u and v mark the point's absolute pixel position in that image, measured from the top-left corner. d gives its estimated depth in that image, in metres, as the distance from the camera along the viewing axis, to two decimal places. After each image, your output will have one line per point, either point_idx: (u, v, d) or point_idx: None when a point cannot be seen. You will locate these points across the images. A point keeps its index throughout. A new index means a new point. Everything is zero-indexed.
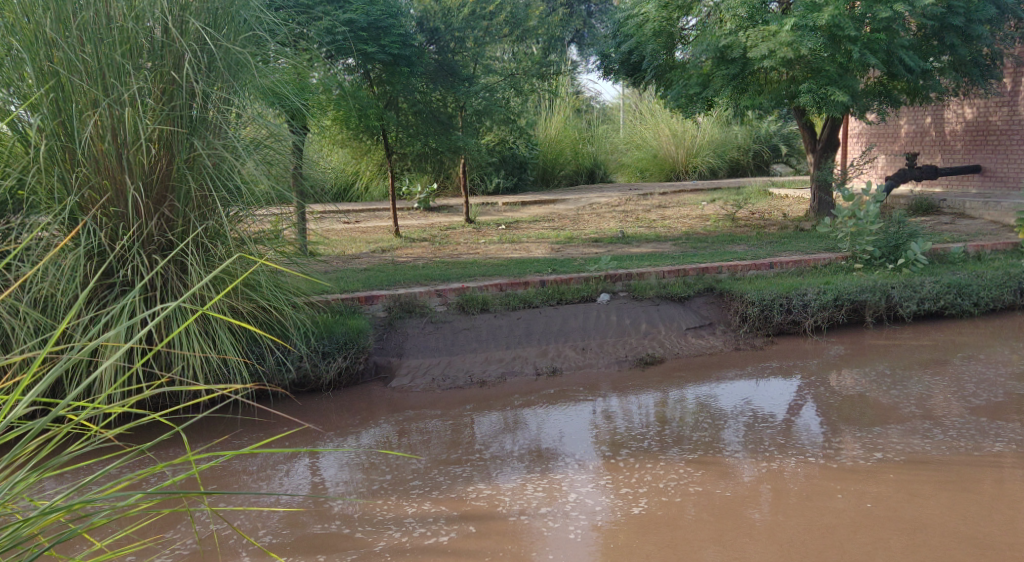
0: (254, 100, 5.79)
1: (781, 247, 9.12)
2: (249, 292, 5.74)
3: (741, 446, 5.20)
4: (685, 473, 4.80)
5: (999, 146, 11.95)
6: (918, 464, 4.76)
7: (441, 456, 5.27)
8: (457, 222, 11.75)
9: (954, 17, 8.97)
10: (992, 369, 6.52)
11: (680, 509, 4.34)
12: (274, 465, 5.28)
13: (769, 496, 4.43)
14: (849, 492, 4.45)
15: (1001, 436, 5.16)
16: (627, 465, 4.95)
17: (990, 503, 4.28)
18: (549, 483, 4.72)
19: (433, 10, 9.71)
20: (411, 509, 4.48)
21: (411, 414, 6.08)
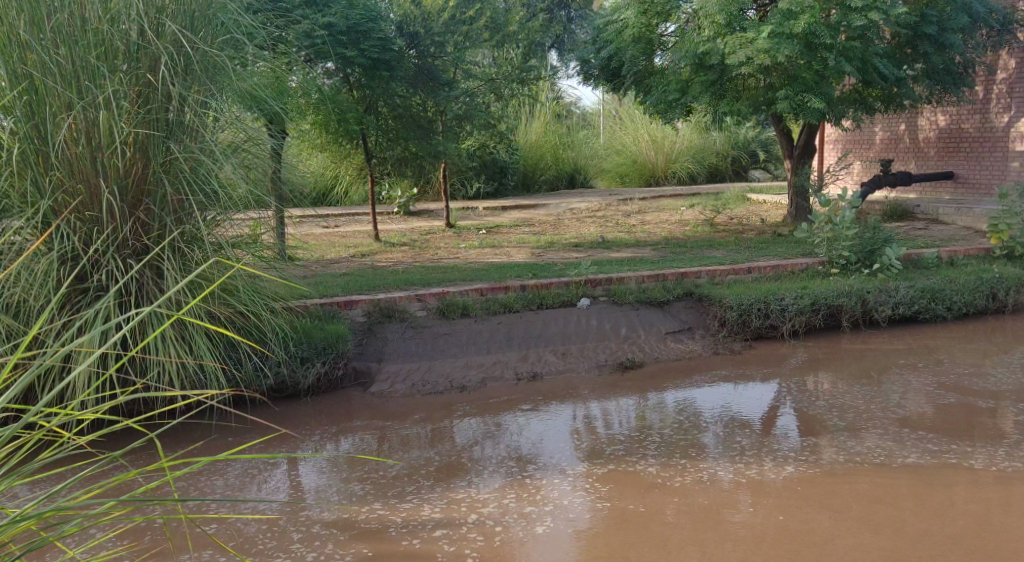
0: (233, 104, 5.76)
1: (759, 251, 9.21)
2: (226, 296, 5.69)
3: (655, 458, 5.13)
4: (594, 488, 4.70)
5: (972, 153, 12.13)
6: (830, 478, 4.73)
7: (340, 475, 5.12)
8: (437, 227, 11.74)
9: (927, 26, 9.15)
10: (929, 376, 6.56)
11: (596, 524, 4.27)
12: (193, 479, 5.15)
13: (683, 513, 4.36)
14: (761, 506, 4.40)
15: (918, 447, 5.15)
16: (532, 483, 4.82)
17: (894, 518, 4.23)
18: (447, 504, 4.59)
19: (413, 14, 9.52)
20: (299, 532, 4.32)
21: (361, 423, 6.01)
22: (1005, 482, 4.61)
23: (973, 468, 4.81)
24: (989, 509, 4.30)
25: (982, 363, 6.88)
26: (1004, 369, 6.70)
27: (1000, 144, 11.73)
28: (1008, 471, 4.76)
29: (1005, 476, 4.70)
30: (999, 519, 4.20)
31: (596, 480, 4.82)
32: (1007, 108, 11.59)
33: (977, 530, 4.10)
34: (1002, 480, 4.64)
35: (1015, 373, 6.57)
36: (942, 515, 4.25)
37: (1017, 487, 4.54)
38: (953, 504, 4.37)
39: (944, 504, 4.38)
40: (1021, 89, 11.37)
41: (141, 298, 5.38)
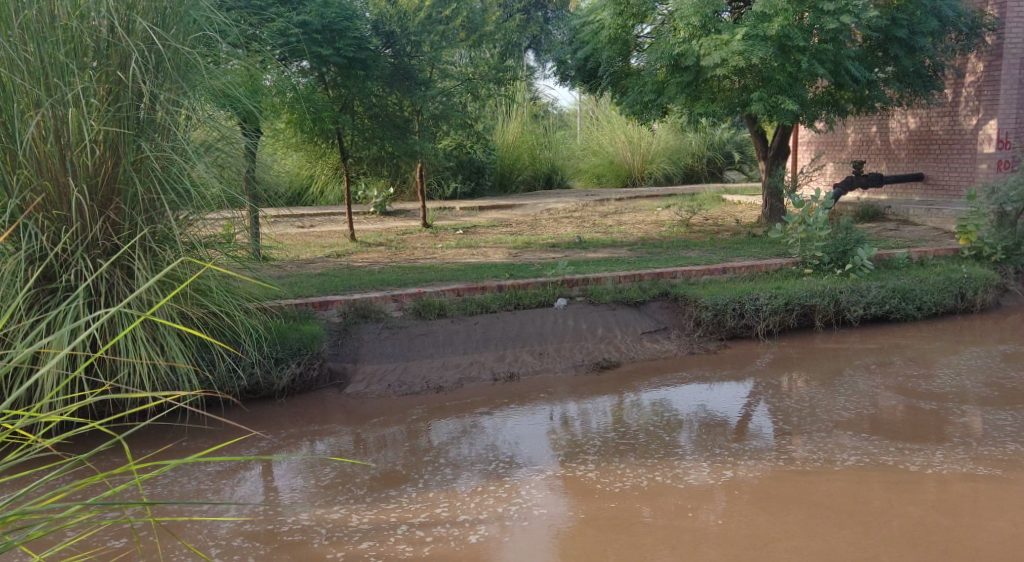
0: (205, 102, 5.70)
1: (734, 252, 9.28)
2: (199, 297, 5.63)
3: (594, 463, 5.09)
4: (528, 495, 4.65)
5: (941, 154, 12.32)
6: (767, 482, 4.72)
7: (267, 485, 5.01)
8: (414, 227, 11.70)
9: (897, 29, 9.31)
10: (879, 377, 6.62)
11: (529, 532, 4.21)
12: (163, 483, 5.09)
13: (620, 518, 4.33)
14: (701, 511, 4.39)
15: (858, 449, 5.17)
16: (467, 490, 4.76)
17: (827, 523, 4.22)
18: (375, 515, 4.48)
19: (389, 13, 9.51)
20: (219, 545, 4.22)
21: (317, 426, 5.93)
22: (938, 484, 4.64)
23: (909, 471, 4.83)
24: (920, 512, 4.31)
25: (934, 364, 6.95)
26: (953, 370, 6.77)
27: (968, 146, 11.91)
28: (943, 473, 4.78)
29: (940, 478, 4.72)
30: (929, 521, 4.21)
31: (533, 487, 4.76)
32: (975, 111, 11.76)
33: (948, 522, 4.21)
34: (936, 482, 4.66)
35: (961, 374, 6.63)
36: (874, 519, 4.26)
37: (950, 490, 4.56)
38: (903, 504, 4.42)
39: (877, 507, 4.39)
40: (988, 92, 11.56)
41: (111, 298, 5.31)
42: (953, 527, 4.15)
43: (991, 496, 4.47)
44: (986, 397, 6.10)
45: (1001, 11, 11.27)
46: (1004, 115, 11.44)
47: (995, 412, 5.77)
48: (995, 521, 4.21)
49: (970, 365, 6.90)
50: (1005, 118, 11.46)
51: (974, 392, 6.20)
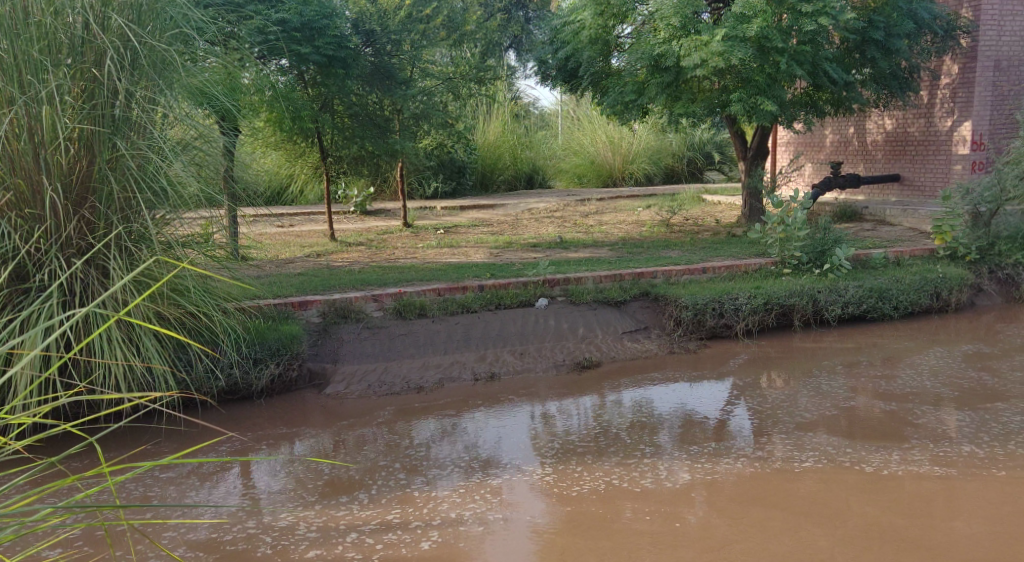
0: (183, 100, 5.63)
1: (713, 252, 9.34)
2: (176, 297, 5.57)
3: (551, 467, 5.05)
4: (482, 500, 4.60)
5: (917, 156, 12.47)
6: (724, 485, 4.71)
7: (215, 491, 4.92)
8: (394, 226, 11.65)
9: (874, 31, 9.41)
10: (846, 377, 6.65)
11: (480, 538, 4.16)
12: (138, 485, 5.03)
13: (573, 523, 4.29)
14: (658, 514, 4.37)
15: (816, 451, 5.17)
16: (419, 496, 4.69)
17: (780, 527, 4.21)
18: (323, 522, 4.40)
19: (369, 12, 9.47)
20: (172, 552, 4.15)
21: (283, 429, 5.86)
22: (891, 486, 4.64)
23: (864, 472, 4.83)
24: (873, 515, 4.31)
25: (900, 364, 6.98)
26: (915, 370, 6.81)
27: (944, 147, 12.04)
28: (897, 474, 4.78)
29: (893, 480, 4.72)
30: (880, 524, 4.21)
31: (487, 491, 4.71)
32: (950, 112, 11.90)
33: (924, 515, 4.29)
34: (889, 484, 4.66)
35: (923, 375, 6.65)
36: (826, 522, 4.25)
37: (903, 491, 4.57)
38: (880, 500, 4.48)
39: (832, 510, 4.38)
40: (962, 94, 11.70)
41: (85, 298, 5.25)
42: (904, 529, 4.15)
43: (943, 498, 4.47)
44: (946, 397, 6.13)
45: (975, 14, 11.41)
46: (978, 117, 11.58)
47: (955, 413, 5.79)
48: (945, 523, 4.20)
49: (933, 365, 6.93)
50: (979, 120, 11.60)
51: (935, 393, 6.22)
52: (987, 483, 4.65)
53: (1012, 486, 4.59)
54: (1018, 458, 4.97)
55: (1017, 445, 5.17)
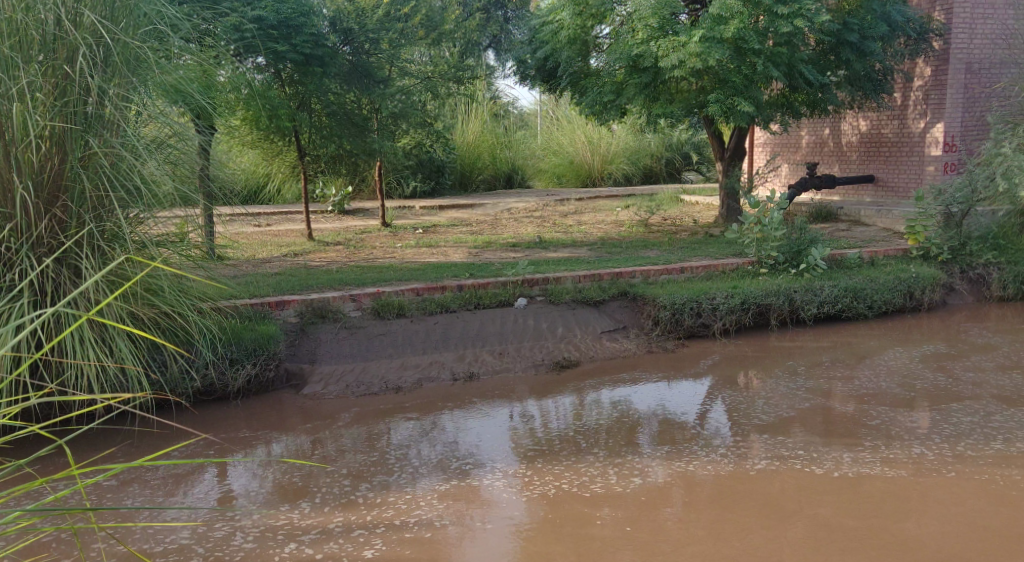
0: (157, 98, 5.56)
1: (691, 252, 9.39)
2: (150, 297, 5.51)
3: (502, 471, 4.99)
4: (429, 506, 4.52)
5: (890, 157, 12.63)
6: (673, 488, 4.67)
7: (156, 499, 4.80)
8: (372, 226, 11.59)
9: (849, 34, 9.51)
10: (809, 378, 6.68)
11: (437, 543, 4.11)
12: (111, 488, 4.96)
13: (519, 529, 4.23)
14: (608, 519, 4.32)
15: (768, 452, 5.17)
16: (364, 502, 4.61)
17: (727, 531, 4.18)
18: (275, 529, 4.32)
19: (346, 10, 9.44)
20: (143, 555, 4.12)
21: (246, 433, 5.76)
22: (840, 488, 4.63)
23: (815, 474, 4.82)
24: (820, 518, 4.29)
25: (872, 363, 7.06)
26: (877, 370, 6.86)
27: (916, 148, 12.20)
28: (848, 476, 4.78)
29: (843, 482, 4.71)
30: (826, 528, 4.19)
31: (434, 498, 4.63)
32: (923, 114, 12.05)
33: (898, 511, 4.34)
34: (838, 487, 4.65)
35: (880, 376, 6.68)
36: (772, 525, 4.23)
37: (850, 494, 4.56)
38: (857, 496, 4.53)
39: (780, 512, 4.36)
40: (935, 95, 11.84)
41: (56, 298, 5.17)
42: (849, 533, 4.13)
43: (889, 500, 4.47)
44: (904, 397, 6.16)
45: (947, 17, 11.56)
46: (950, 118, 11.73)
47: (910, 414, 5.81)
48: (890, 526, 4.19)
49: (892, 365, 6.97)
50: (951, 122, 11.74)
51: (891, 394, 6.25)
52: (934, 485, 4.65)
53: (958, 488, 4.60)
54: (966, 460, 4.99)
55: (989, 443, 5.24)
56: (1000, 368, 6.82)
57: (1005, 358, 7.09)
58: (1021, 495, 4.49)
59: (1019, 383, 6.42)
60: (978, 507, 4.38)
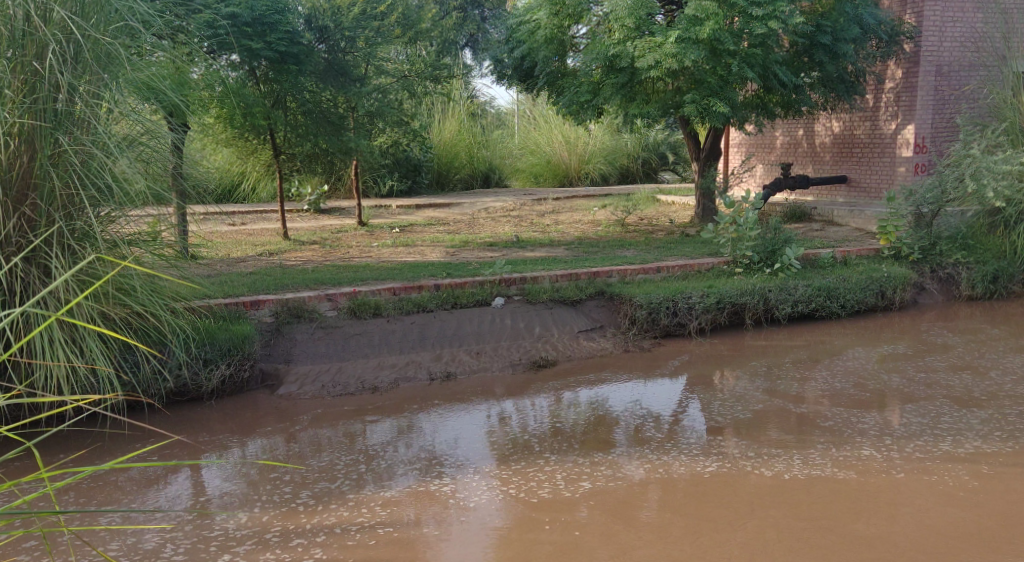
0: (128, 96, 5.47)
1: (667, 251, 9.43)
2: (122, 297, 5.44)
3: (450, 476, 4.91)
4: (371, 513, 4.44)
5: (863, 158, 12.79)
6: (621, 493, 4.62)
7: (126, 501, 4.73)
8: (349, 226, 11.48)
9: (822, 36, 9.62)
10: (771, 378, 6.70)
11: (410, 546, 4.08)
12: (80, 491, 4.89)
13: (460, 536, 4.16)
14: (567, 522, 4.29)
15: (720, 455, 5.14)
16: (305, 511, 4.52)
17: (673, 537, 4.13)
18: (247, 533, 4.27)
19: (321, 8, 9.48)
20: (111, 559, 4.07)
21: (205, 437, 5.65)
22: (802, 488, 4.64)
23: (765, 477, 4.79)
24: (767, 521, 4.26)
25: (846, 362, 7.12)
26: (850, 368, 6.92)
27: (888, 150, 12.36)
28: (803, 478, 4.76)
29: (792, 484, 4.69)
30: (771, 531, 4.16)
31: (377, 505, 4.55)
32: (895, 116, 12.21)
33: (869, 509, 4.38)
34: (787, 489, 4.62)
35: (836, 377, 6.69)
36: (719, 529, 4.20)
37: (797, 496, 4.53)
38: (831, 494, 4.57)
39: (727, 516, 4.33)
40: (906, 97, 11.99)
41: (25, 297, 5.11)
42: (794, 536, 4.10)
43: (836, 503, 4.45)
44: (877, 395, 6.22)
45: (918, 19, 11.73)
46: (921, 120, 11.90)
47: (862, 415, 5.81)
48: (834, 529, 4.17)
49: (850, 366, 7.00)
50: (921, 123, 11.90)
51: (848, 394, 6.27)
52: (880, 487, 4.63)
53: (904, 490, 4.58)
54: (913, 461, 4.98)
55: (958, 440, 5.30)
56: (954, 368, 6.85)
57: (960, 358, 7.13)
58: (978, 494, 4.51)
59: (970, 383, 6.45)
60: (942, 504, 4.42)
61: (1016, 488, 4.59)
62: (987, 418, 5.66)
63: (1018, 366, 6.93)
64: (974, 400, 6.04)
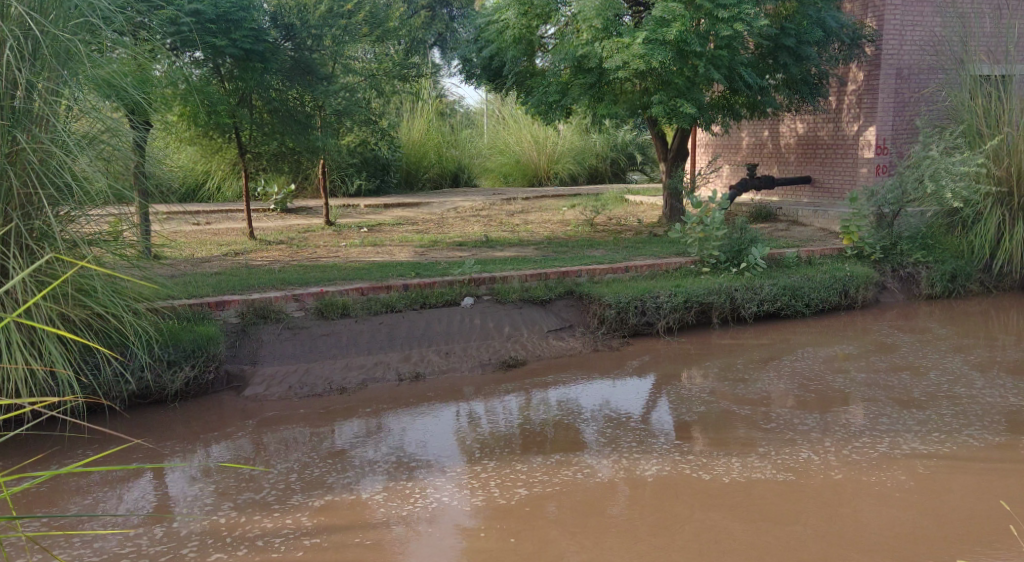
0: (89, 93, 5.35)
1: (636, 251, 9.48)
2: (82, 298, 5.33)
3: (382, 484, 4.80)
4: (296, 524, 4.32)
5: (827, 159, 12.99)
6: (580, 495, 4.61)
7: (86, 505, 4.64)
8: (316, 226, 11.33)
9: (786, 38, 9.74)
10: (725, 379, 6.72)
11: (375, 549, 4.05)
12: (39, 496, 4.78)
13: (388, 547, 4.06)
14: (536, 523, 4.28)
15: (660, 458, 5.11)
16: (227, 524, 4.35)
17: (621, 541, 4.11)
18: (208, 537, 4.20)
19: (288, 6, 9.36)
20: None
21: (147, 443, 5.49)
22: (768, 486, 4.68)
23: (728, 476, 4.82)
24: (728, 521, 4.29)
25: (811, 360, 7.21)
26: (814, 367, 7.01)
27: (850, 151, 12.56)
28: (769, 476, 4.81)
29: (729, 488, 4.66)
30: (728, 532, 4.17)
31: (303, 516, 4.42)
32: (857, 117, 12.40)
33: (832, 507, 4.43)
34: (738, 491, 4.62)
35: (781, 378, 6.71)
36: (656, 535, 4.16)
37: (759, 496, 4.56)
38: (795, 492, 4.62)
39: (685, 517, 4.34)
40: (867, 100, 12.20)
41: None
42: (749, 537, 4.12)
43: (777, 506, 4.44)
44: (840, 393, 6.31)
45: (879, 23, 11.93)
46: (882, 122, 12.10)
47: (805, 416, 5.83)
48: (785, 530, 4.19)
49: (813, 364, 7.08)
50: (882, 125, 12.11)
51: (813, 393, 6.34)
52: (815, 491, 4.62)
53: (862, 489, 4.63)
54: (849, 463, 4.99)
55: (918, 437, 5.39)
56: (895, 368, 6.94)
57: (901, 358, 7.22)
58: (937, 493, 4.58)
59: (925, 382, 6.55)
60: (902, 502, 4.48)
61: (963, 488, 4.64)
62: (934, 418, 5.73)
63: (958, 366, 7.03)
64: (914, 401, 6.10)
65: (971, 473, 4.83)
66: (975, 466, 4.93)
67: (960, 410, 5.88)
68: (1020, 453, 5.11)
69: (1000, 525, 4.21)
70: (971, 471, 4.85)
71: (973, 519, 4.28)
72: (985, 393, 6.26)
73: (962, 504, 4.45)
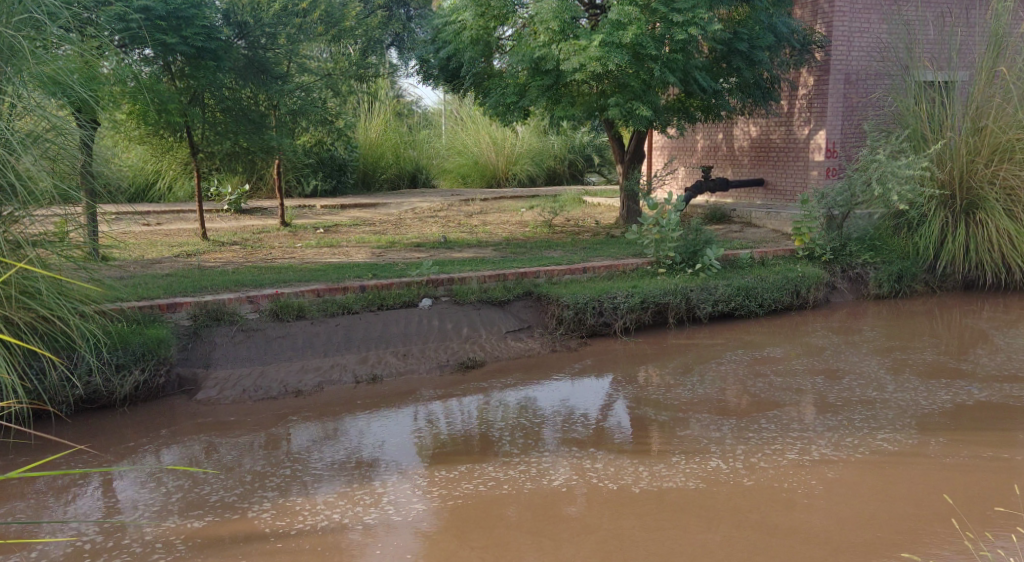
0: (33, 90, 5.20)
1: (594, 251, 9.60)
2: (26, 300, 5.17)
3: (270, 501, 4.62)
4: (167, 550, 4.09)
5: (778, 161, 13.23)
6: (540, 496, 4.67)
7: (32, 512, 4.53)
8: (270, 226, 11.19)
9: (738, 43, 9.91)
10: (665, 380, 6.78)
11: (336, 552, 4.05)
12: None
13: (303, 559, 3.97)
14: (496, 523, 4.36)
15: (607, 460, 5.17)
16: (102, 548, 4.12)
17: (581, 540, 4.18)
18: (162, 542, 4.17)
19: (241, 2, 9.18)
20: None
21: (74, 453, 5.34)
22: (721, 486, 4.79)
23: (684, 477, 4.91)
24: (682, 520, 4.39)
25: (763, 360, 7.35)
26: (766, 367, 7.15)
27: (801, 154, 12.81)
28: (722, 477, 4.91)
29: (639, 499, 4.65)
30: (680, 533, 4.26)
31: (177, 539, 4.20)
32: (807, 121, 12.65)
33: (780, 505, 4.55)
34: (693, 492, 4.72)
35: (726, 379, 6.80)
36: (608, 536, 4.22)
37: (714, 496, 4.67)
38: (748, 491, 4.73)
39: (640, 517, 4.42)
40: (817, 104, 12.44)
41: None
42: (700, 536, 4.22)
43: (730, 505, 4.56)
44: (792, 394, 6.45)
45: (828, 29, 12.18)
46: (831, 126, 12.37)
47: (733, 420, 5.89)
48: (736, 529, 4.29)
49: (766, 364, 7.22)
50: (832, 129, 12.37)
51: (766, 393, 6.48)
52: (742, 496, 4.66)
53: (812, 488, 4.76)
54: (771, 468, 5.04)
55: (865, 437, 5.55)
56: (818, 371, 7.06)
57: (829, 360, 7.36)
58: (882, 490, 4.74)
59: (873, 382, 6.74)
60: (850, 500, 4.62)
61: (909, 485, 4.80)
62: (883, 418, 5.91)
63: (889, 367, 7.20)
64: (850, 401, 6.25)
65: (915, 471, 4.99)
66: (892, 469, 5.03)
67: (873, 414, 6.00)
68: (959, 451, 5.29)
69: (925, 526, 4.32)
70: (881, 476, 4.93)
71: (904, 519, 4.41)
72: (899, 397, 6.40)
73: (908, 501, 4.60)
